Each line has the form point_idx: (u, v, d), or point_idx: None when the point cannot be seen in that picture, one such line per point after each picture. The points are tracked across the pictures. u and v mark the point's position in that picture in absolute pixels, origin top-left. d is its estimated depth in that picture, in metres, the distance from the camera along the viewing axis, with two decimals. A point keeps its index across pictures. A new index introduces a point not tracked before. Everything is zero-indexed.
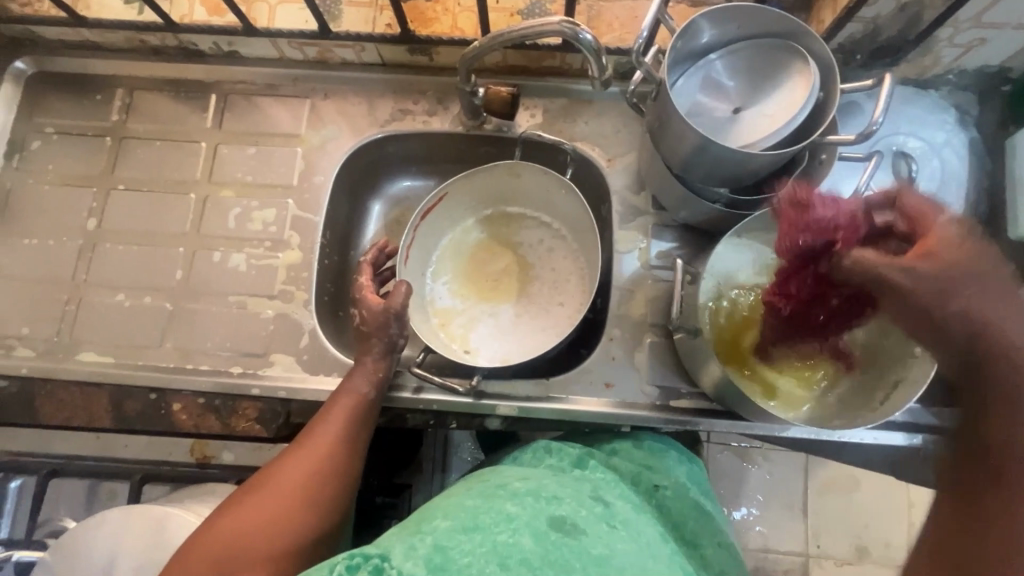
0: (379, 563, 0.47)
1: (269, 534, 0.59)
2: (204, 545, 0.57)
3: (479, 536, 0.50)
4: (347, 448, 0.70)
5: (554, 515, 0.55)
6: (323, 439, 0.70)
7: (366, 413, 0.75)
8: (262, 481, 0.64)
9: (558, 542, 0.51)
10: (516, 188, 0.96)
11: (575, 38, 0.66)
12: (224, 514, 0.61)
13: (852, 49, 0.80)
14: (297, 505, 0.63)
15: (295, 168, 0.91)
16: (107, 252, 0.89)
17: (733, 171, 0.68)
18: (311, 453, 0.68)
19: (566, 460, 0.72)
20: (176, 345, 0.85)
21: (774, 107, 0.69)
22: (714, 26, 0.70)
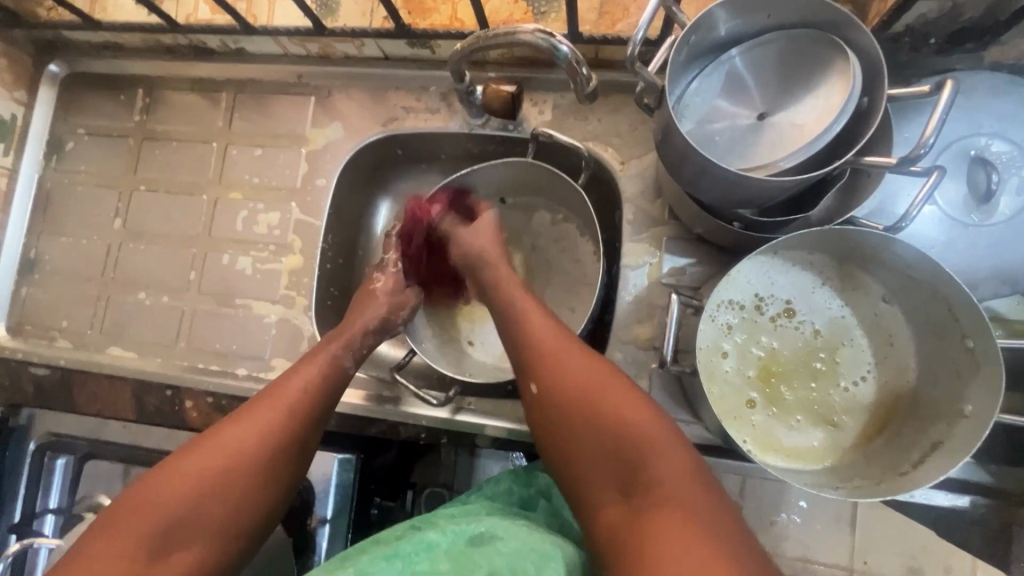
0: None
1: (224, 479, 0.57)
2: (160, 482, 0.56)
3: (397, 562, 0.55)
4: (320, 394, 0.66)
5: (473, 534, 0.59)
6: (291, 394, 0.64)
7: (344, 361, 0.71)
8: (229, 420, 0.61)
9: (475, 555, 0.56)
10: (535, 179, 0.88)
11: (552, 51, 0.64)
12: (185, 451, 0.58)
13: (925, 32, 0.65)
14: (258, 453, 0.59)
15: (299, 171, 0.91)
16: (132, 251, 0.94)
17: (746, 192, 0.59)
18: (281, 398, 0.63)
19: (514, 498, 0.72)
20: (192, 344, 0.90)
21: (807, 113, 0.58)
22: (735, 16, 0.59)
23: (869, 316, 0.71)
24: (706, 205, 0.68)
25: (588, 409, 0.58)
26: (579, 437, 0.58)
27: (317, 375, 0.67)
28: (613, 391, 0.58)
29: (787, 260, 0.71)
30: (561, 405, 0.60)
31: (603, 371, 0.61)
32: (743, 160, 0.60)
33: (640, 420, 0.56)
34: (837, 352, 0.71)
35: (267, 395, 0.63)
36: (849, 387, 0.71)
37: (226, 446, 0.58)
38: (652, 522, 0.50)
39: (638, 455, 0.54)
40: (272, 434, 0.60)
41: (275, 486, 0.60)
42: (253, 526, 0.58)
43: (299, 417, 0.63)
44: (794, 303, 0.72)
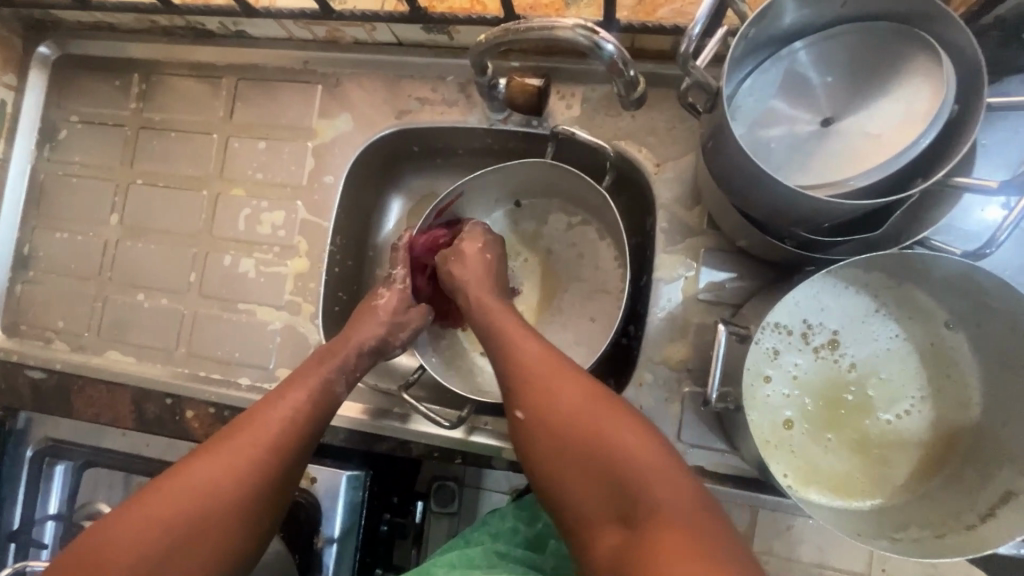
0: None
1: (197, 524, 0.53)
2: (127, 527, 0.52)
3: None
4: (305, 426, 0.62)
5: None
6: (265, 429, 0.59)
7: (334, 388, 0.66)
8: (202, 456, 0.57)
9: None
10: (559, 183, 0.81)
11: (594, 48, 0.57)
12: (156, 493, 0.54)
13: (1019, 25, 0.56)
14: (232, 495, 0.55)
15: (305, 166, 0.84)
16: (130, 249, 0.89)
17: (806, 209, 0.52)
18: (260, 431, 0.59)
19: (519, 537, 0.67)
20: (192, 350, 0.85)
21: (881, 122, 0.51)
22: (805, 5, 0.51)
23: (928, 345, 0.64)
24: (754, 220, 0.61)
25: (582, 431, 0.53)
26: (576, 460, 0.52)
27: (301, 405, 0.62)
28: (607, 410, 0.53)
29: (840, 282, 0.64)
30: (557, 428, 0.54)
31: (597, 390, 0.55)
32: (802, 172, 0.53)
33: (637, 442, 0.51)
34: (889, 384, 0.64)
35: (245, 429, 0.59)
36: (902, 422, 0.64)
37: (197, 489, 0.54)
38: (654, 555, 0.45)
39: (636, 480, 0.49)
40: (249, 474, 0.56)
41: (253, 526, 0.56)
42: (228, 567, 0.55)
43: (281, 452, 0.59)
44: (844, 329, 0.65)
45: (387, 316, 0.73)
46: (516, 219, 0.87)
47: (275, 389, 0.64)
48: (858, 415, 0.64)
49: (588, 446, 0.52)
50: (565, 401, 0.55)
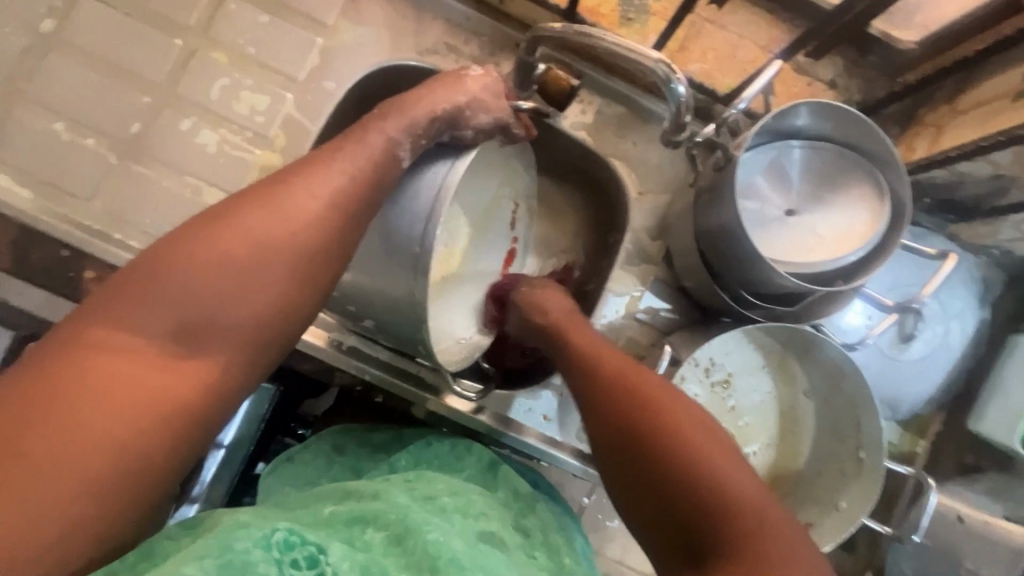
0: (314, 555, 0.37)
1: (152, 377, 0.39)
2: (45, 400, 0.36)
3: (410, 544, 0.42)
4: (293, 254, 0.46)
5: (480, 529, 0.48)
6: (315, 190, 0.48)
7: (345, 217, 0.49)
8: (141, 293, 0.41)
9: (486, 553, 0.45)
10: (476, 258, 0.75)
11: (665, 83, 0.57)
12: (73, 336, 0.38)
13: (925, 190, 0.74)
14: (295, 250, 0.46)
15: (306, 61, 0.79)
16: (56, 66, 0.75)
17: (759, 274, 0.64)
18: (277, 229, 0.46)
19: (483, 460, 0.62)
20: (108, 207, 0.74)
21: (826, 229, 0.65)
22: (811, 116, 0.63)
23: (787, 406, 0.81)
24: (709, 266, 0.72)
25: (642, 420, 0.48)
26: (634, 445, 0.47)
27: (299, 229, 0.47)
28: (678, 418, 0.47)
29: (748, 338, 0.78)
30: (612, 424, 0.49)
31: (685, 408, 0.48)
32: (762, 244, 0.65)
33: (732, 463, 0.44)
34: (751, 425, 0.80)
35: (198, 245, 0.43)
36: (752, 460, 0.80)
37: (207, 285, 0.43)
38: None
39: (717, 503, 0.42)
40: (301, 258, 0.47)
41: (239, 380, 0.44)
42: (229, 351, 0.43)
43: (262, 289, 0.45)
44: (735, 374, 0.80)
45: (461, 101, 0.59)
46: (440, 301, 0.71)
47: (250, 186, 0.48)
48: None
49: (662, 471, 0.45)
50: (616, 415, 0.49)
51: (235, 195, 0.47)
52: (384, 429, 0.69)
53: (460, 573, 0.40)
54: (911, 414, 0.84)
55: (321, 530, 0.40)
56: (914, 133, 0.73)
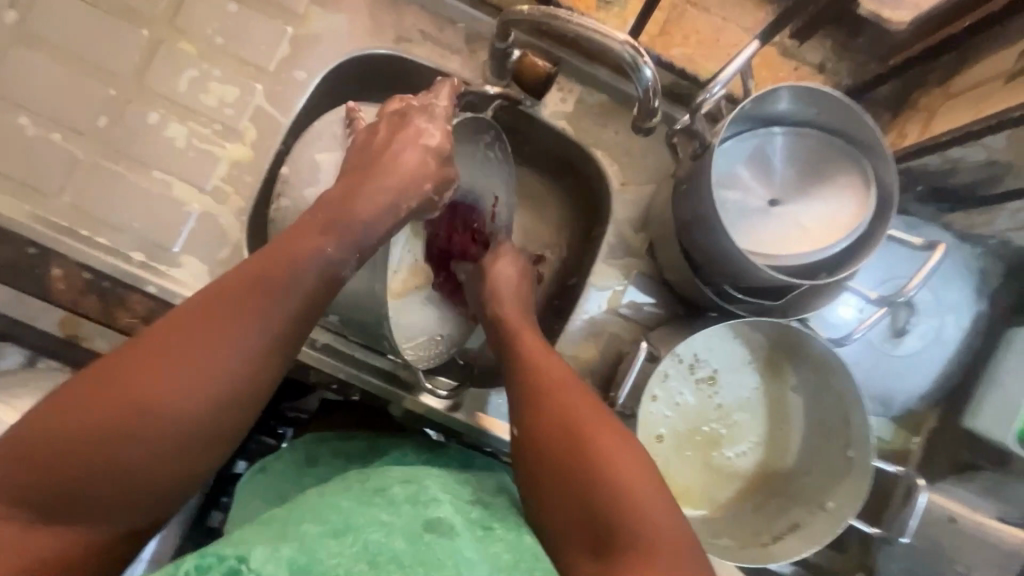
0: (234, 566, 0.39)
1: (75, 499, 0.39)
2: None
3: (349, 538, 0.43)
4: (237, 397, 0.43)
5: (429, 515, 0.47)
6: (272, 315, 0.46)
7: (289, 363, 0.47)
8: (68, 405, 0.40)
9: (431, 541, 0.44)
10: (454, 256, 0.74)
11: (633, 69, 0.55)
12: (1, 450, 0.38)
13: (919, 177, 0.71)
14: (247, 376, 0.44)
15: (276, 51, 0.77)
16: (21, 59, 0.73)
17: (741, 267, 0.61)
18: (229, 350, 0.43)
19: (450, 463, 0.65)
20: (76, 203, 0.73)
21: (811, 219, 0.62)
22: (793, 101, 0.60)
23: (775, 403, 0.78)
24: (691, 259, 0.70)
25: (566, 439, 0.49)
26: (556, 461, 0.48)
27: (249, 356, 0.44)
28: (606, 442, 0.48)
29: (734, 332, 0.76)
30: (538, 432, 0.51)
31: (604, 419, 0.50)
32: (744, 236, 0.63)
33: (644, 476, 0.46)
34: (738, 423, 0.78)
35: (136, 355, 0.41)
36: (739, 459, 0.77)
37: (151, 401, 0.41)
38: None
39: (621, 504, 0.44)
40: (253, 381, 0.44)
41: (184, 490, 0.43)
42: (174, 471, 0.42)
43: (191, 398, 0.41)
44: (721, 370, 0.77)
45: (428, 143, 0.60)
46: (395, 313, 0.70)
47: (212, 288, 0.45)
48: (708, 442, 0.77)
49: (578, 475, 0.47)
50: (551, 417, 0.51)
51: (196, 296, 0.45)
52: (361, 437, 0.71)
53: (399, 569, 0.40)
54: (905, 411, 0.81)
55: (247, 542, 0.42)
56: (906, 118, 0.70)
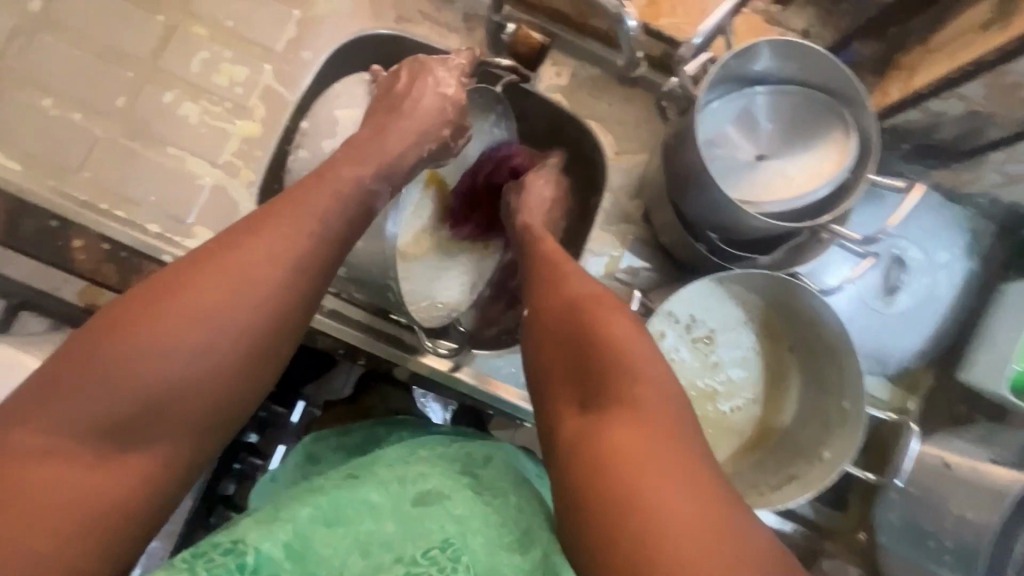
0: (231, 547, 0.43)
1: (122, 435, 0.40)
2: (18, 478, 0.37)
3: (341, 529, 0.47)
4: (258, 317, 0.45)
5: (418, 492, 0.50)
6: (279, 245, 0.48)
7: (304, 281, 0.48)
8: (144, 324, 0.41)
9: (419, 518, 0.48)
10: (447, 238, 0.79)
11: (616, 22, 0.61)
12: (78, 367, 0.40)
13: (903, 136, 0.73)
14: (268, 300, 0.46)
15: (284, 33, 0.81)
16: (44, 44, 0.77)
17: (728, 219, 0.64)
18: (244, 279, 0.45)
19: (446, 430, 0.63)
20: (96, 178, 0.76)
21: (796, 171, 0.65)
22: (773, 57, 0.63)
23: (771, 361, 0.80)
24: (682, 218, 0.72)
25: (571, 311, 0.51)
26: (560, 323, 0.51)
27: (263, 281, 0.46)
28: (605, 313, 0.50)
29: (729, 291, 0.77)
30: (544, 311, 0.54)
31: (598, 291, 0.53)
32: (731, 189, 0.65)
33: (645, 353, 0.47)
34: (735, 380, 0.80)
35: (203, 276, 0.44)
36: (735, 415, 0.79)
37: (178, 334, 0.42)
38: (610, 431, 0.42)
39: (620, 369, 0.45)
40: (275, 307, 0.46)
41: (224, 420, 0.44)
42: (211, 401, 0.43)
43: (260, 312, 0.45)
44: (718, 330, 0.78)
45: (446, 91, 0.68)
46: (406, 271, 0.76)
47: (214, 238, 0.47)
48: (706, 399, 0.78)
49: (586, 340, 0.48)
50: (560, 303, 0.53)
51: (198, 248, 0.47)
52: (357, 430, 0.72)
53: (390, 554, 0.45)
54: (901, 370, 0.82)
55: (241, 528, 0.45)
56: (889, 78, 0.73)
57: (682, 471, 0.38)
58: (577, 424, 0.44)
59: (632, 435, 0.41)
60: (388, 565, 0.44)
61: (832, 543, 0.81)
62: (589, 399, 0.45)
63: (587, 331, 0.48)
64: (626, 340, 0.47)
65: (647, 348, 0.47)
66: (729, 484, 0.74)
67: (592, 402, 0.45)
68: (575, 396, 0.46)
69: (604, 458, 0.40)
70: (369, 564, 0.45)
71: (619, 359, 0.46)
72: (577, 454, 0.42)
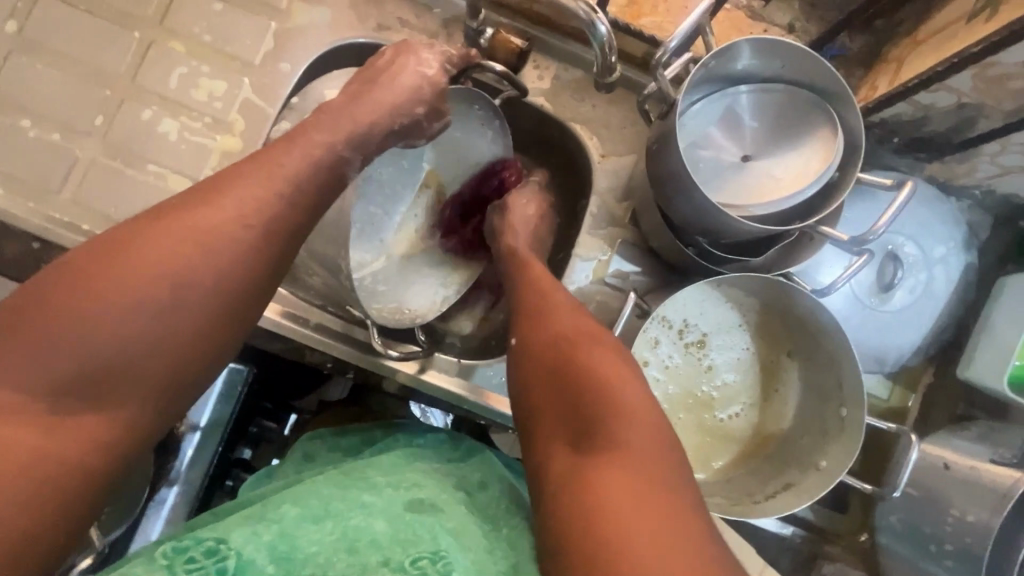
0: (213, 547, 0.42)
1: (64, 395, 0.39)
2: None
3: (329, 524, 0.45)
4: (207, 278, 0.44)
5: (411, 499, 0.50)
6: (231, 204, 0.46)
7: (257, 241, 0.46)
8: (97, 275, 0.41)
9: (413, 523, 0.47)
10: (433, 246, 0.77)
11: (590, 27, 0.60)
12: (24, 318, 0.39)
13: (894, 130, 0.72)
14: (216, 261, 0.44)
15: (261, 45, 0.80)
16: (20, 65, 0.77)
17: (714, 223, 0.63)
18: (193, 238, 0.44)
19: (444, 449, 0.64)
20: (76, 199, 0.76)
21: (783, 171, 0.64)
22: (755, 55, 0.61)
23: (768, 364, 0.79)
24: (669, 222, 0.71)
25: (557, 351, 0.50)
26: (550, 360, 0.50)
27: (212, 241, 0.44)
28: (595, 355, 0.48)
29: (723, 295, 0.75)
30: (531, 347, 0.52)
31: (587, 329, 0.51)
32: (715, 192, 0.63)
33: (639, 397, 0.46)
34: (731, 385, 0.78)
35: (163, 234, 0.43)
36: (733, 421, 0.78)
37: (119, 293, 0.41)
38: (603, 483, 0.41)
39: (614, 422, 0.44)
40: (224, 267, 0.44)
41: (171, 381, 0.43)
42: (156, 359, 0.42)
43: (218, 272, 0.44)
44: (712, 334, 0.77)
45: (427, 72, 0.63)
46: (383, 273, 0.72)
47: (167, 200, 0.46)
48: (703, 406, 0.77)
49: (571, 388, 0.47)
50: (550, 343, 0.51)
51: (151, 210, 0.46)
52: (353, 434, 0.72)
53: (379, 552, 0.43)
54: (899, 367, 0.80)
55: (224, 526, 0.44)
56: (877, 71, 0.71)
57: (676, 528, 0.38)
58: (567, 471, 0.44)
59: (624, 492, 0.40)
60: (374, 566, 0.42)
61: (832, 545, 0.79)
62: (580, 448, 0.44)
63: (578, 377, 0.47)
64: (618, 388, 0.46)
65: (639, 394, 0.46)
66: (726, 494, 0.73)
67: (585, 450, 0.44)
68: (569, 441, 0.45)
69: (596, 514, 0.39)
70: (353, 564, 0.42)
71: (614, 410, 0.44)
72: (568, 510, 0.41)
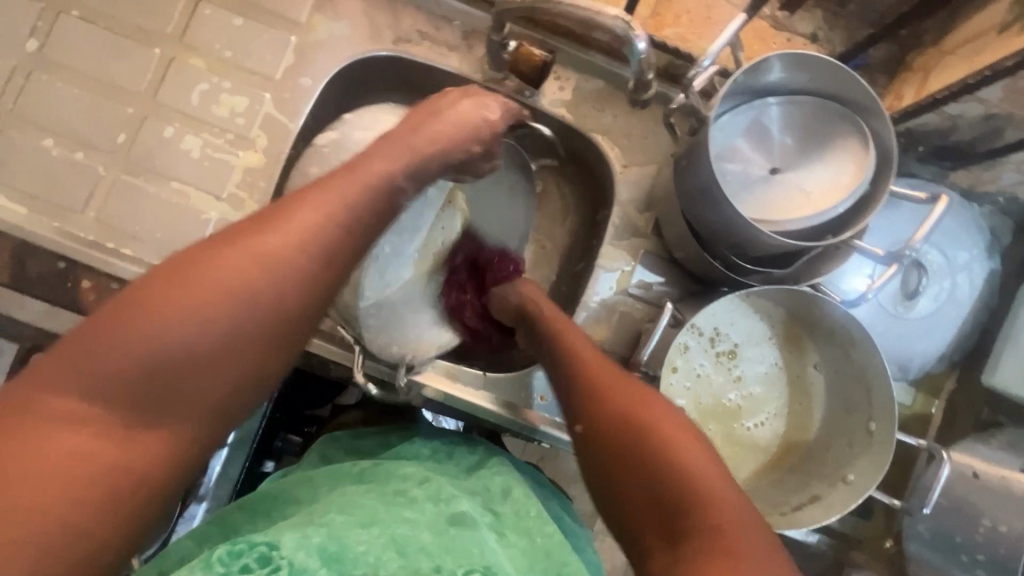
0: (265, 552, 0.40)
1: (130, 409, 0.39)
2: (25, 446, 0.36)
3: (377, 529, 0.44)
4: (273, 297, 0.44)
5: (453, 513, 0.49)
6: (299, 226, 0.46)
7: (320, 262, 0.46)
8: (168, 290, 0.41)
9: (458, 536, 0.47)
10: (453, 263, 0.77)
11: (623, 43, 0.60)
12: (97, 331, 0.39)
13: (919, 138, 0.71)
14: (281, 280, 0.44)
15: (282, 60, 0.79)
16: (42, 83, 0.77)
17: (744, 236, 0.62)
18: (261, 256, 0.44)
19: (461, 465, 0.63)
20: (100, 217, 0.76)
21: (813, 184, 0.64)
22: (785, 69, 0.61)
23: (795, 376, 0.79)
24: (697, 235, 0.70)
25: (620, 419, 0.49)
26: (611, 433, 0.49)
27: (278, 260, 0.44)
28: (658, 415, 0.48)
29: (752, 306, 0.75)
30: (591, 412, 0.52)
31: (639, 391, 0.52)
32: (744, 205, 0.63)
33: (705, 460, 0.45)
34: (757, 395, 0.78)
35: (236, 248, 0.43)
36: (760, 430, 0.78)
37: (190, 308, 0.41)
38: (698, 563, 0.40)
39: (691, 494, 0.43)
40: (288, 286, 0.44)
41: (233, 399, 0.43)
42: (220, 376, 0.41)
43: (284, 290, 0.44)
44: (742, 344, 0.77)
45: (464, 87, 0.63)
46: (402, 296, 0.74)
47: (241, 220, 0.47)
48: (730, 416, 0.77)
49: (644, 450, 0.46)
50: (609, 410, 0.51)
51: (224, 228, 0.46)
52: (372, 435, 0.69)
53: (430, 558, 0.42)
54: (923, 373, 0.80)
55: (274, 533, 0.43)
56: (902, 80, 0.71)
57: None
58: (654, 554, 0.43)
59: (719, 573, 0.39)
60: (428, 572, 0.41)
61: (857, 551, 0.80)
62: (663, 528, 0.43)
63: (644, 447, 0.47)
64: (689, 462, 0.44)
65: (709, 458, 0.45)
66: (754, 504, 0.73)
67: (662, 524, 0.43)
68: (650, 520, 0.44)
69: None
70: (405, 564, 0.41)
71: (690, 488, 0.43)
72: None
